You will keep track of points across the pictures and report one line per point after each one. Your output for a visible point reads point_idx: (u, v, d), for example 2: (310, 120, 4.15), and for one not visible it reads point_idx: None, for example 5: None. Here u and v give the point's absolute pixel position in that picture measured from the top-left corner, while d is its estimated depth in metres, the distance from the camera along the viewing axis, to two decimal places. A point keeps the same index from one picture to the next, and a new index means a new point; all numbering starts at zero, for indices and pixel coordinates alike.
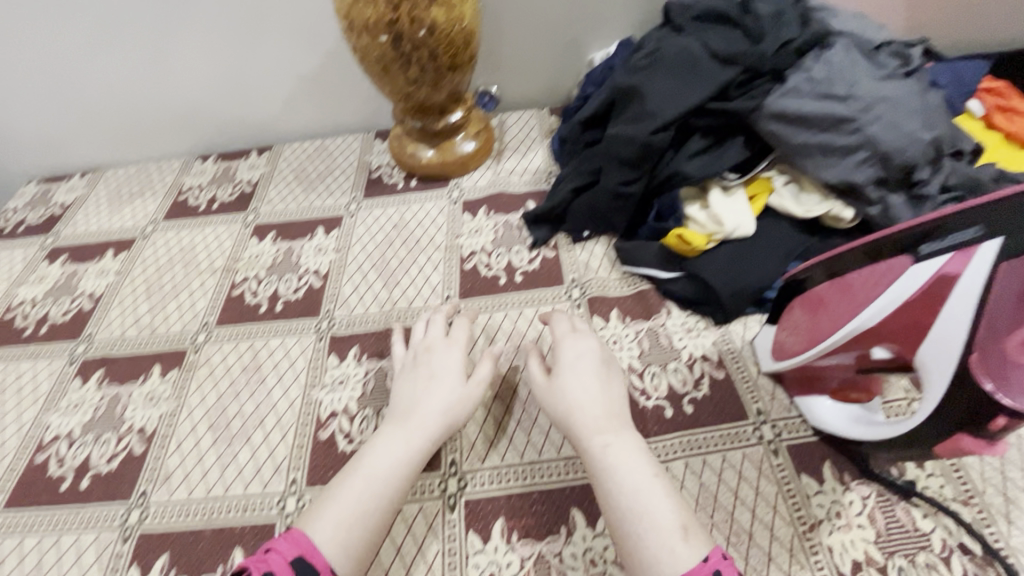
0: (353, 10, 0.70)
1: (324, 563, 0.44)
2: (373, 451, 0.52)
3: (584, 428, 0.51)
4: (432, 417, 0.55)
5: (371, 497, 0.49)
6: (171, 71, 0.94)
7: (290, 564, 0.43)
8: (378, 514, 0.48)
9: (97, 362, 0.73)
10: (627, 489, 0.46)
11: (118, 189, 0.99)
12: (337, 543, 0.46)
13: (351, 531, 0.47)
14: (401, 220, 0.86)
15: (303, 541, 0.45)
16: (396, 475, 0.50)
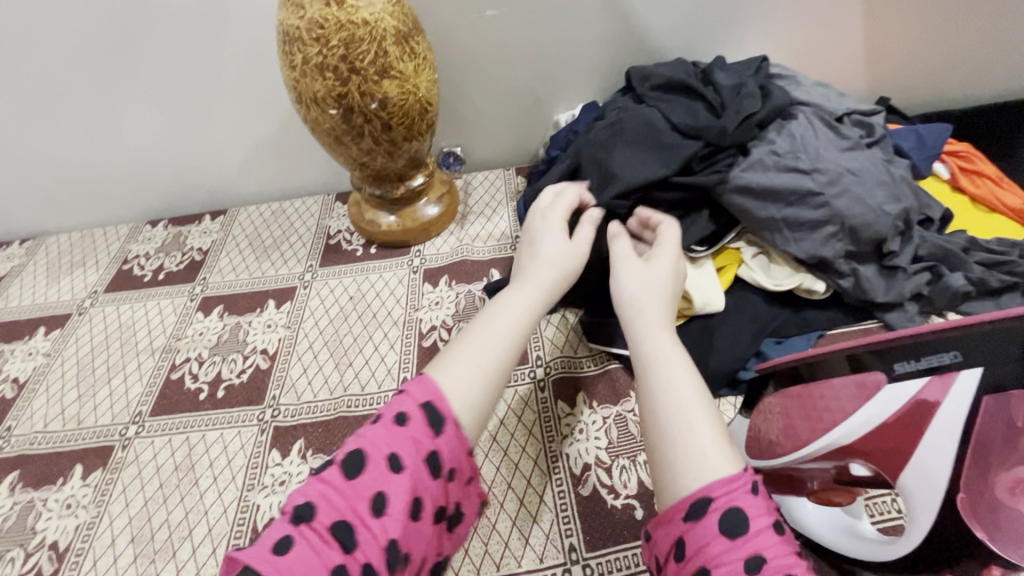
0: (300, 83, 0.67)
1: (451, 415, 0.43)
2: (499, 305, 0.51)
3: (646, 315, 0.49)
4: (556, 276, 0.54)
5: (500, 349, 0.47)
6: (121, 137, 0.91)
7: (420, 407, 0.42)
8: (498, 372, 0.46)
9: (11, 462, 0.66)
10: (678, 386, 0.43)
11: (59, 258, 0.93)
12: (464, 395, 0.44)
13: (475, 378, 0.45)
14: (358, 292, 0.82)
15: (433, 388, 0.43)
16: (511, 338, 0.48)
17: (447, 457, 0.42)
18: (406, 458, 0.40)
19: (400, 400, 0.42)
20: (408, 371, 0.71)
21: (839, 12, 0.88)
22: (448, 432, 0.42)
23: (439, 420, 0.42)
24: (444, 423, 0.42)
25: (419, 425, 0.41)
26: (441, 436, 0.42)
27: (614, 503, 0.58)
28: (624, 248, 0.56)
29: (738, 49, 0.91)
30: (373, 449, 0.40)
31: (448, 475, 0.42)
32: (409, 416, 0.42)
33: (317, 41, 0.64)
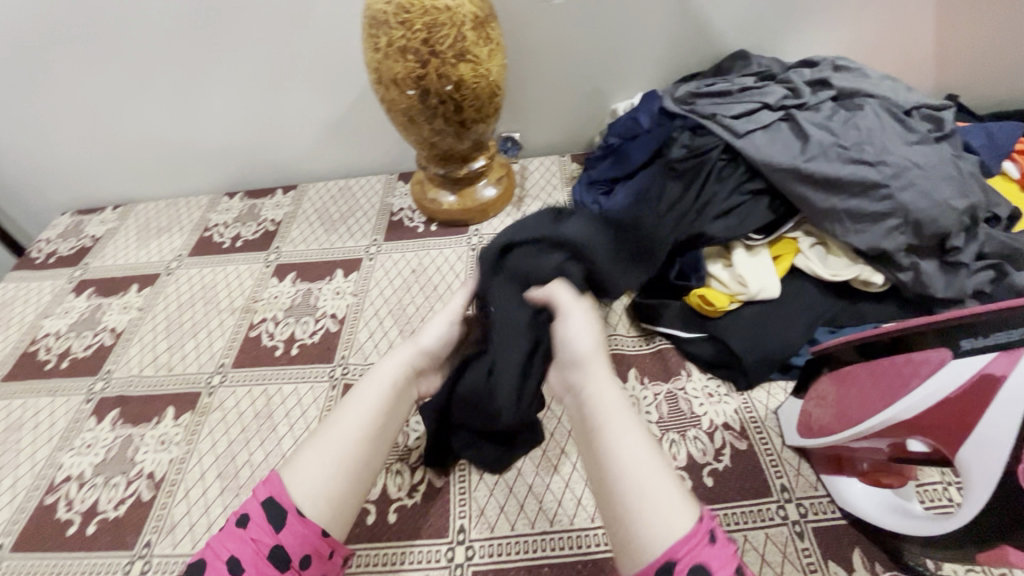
0: (381, 64, 0.71)
1: (292, 506, 0.46)
2: (353, 398, 0.53)
3: (598, 378, 0.50)
4: (426, 341, 0.58)
5: (354, 438, 0.50)
6: (205, 114, 0.97)
7: (262, 507, 0.46)
8: (351, 467, 0.49)
9: (113, 401, 0.74)
10: (633, 449, 0.44)
11: (147, 223, 1.02)
12: (311, 491, 0.47)
13: (326, 468, 0.48)
14: (419, 265, 0.87)
15: (277, 485, 0.47)
16: (363, 436, 0.51)
17: (293, 547, 0.45)
18: (246, 561, 0.44)
19: (248, 503, 0.47)
20: None
21: (911, 5, 0.87)
22: (290, 525, 0.45)
23: (279, 514, 0.46)
24: (283, 518, 0.46)
25: (260, 523, 0.45)
26: (283, 530, 0.45)
27: None
28: (568, 297, 0.54)
29: (801, 43, 0.91)
30: (214, 554, 0.44)
31: (299, 564, 0.45)
32: (252, 517, 0.46)
33: (401, 25, 0.68)
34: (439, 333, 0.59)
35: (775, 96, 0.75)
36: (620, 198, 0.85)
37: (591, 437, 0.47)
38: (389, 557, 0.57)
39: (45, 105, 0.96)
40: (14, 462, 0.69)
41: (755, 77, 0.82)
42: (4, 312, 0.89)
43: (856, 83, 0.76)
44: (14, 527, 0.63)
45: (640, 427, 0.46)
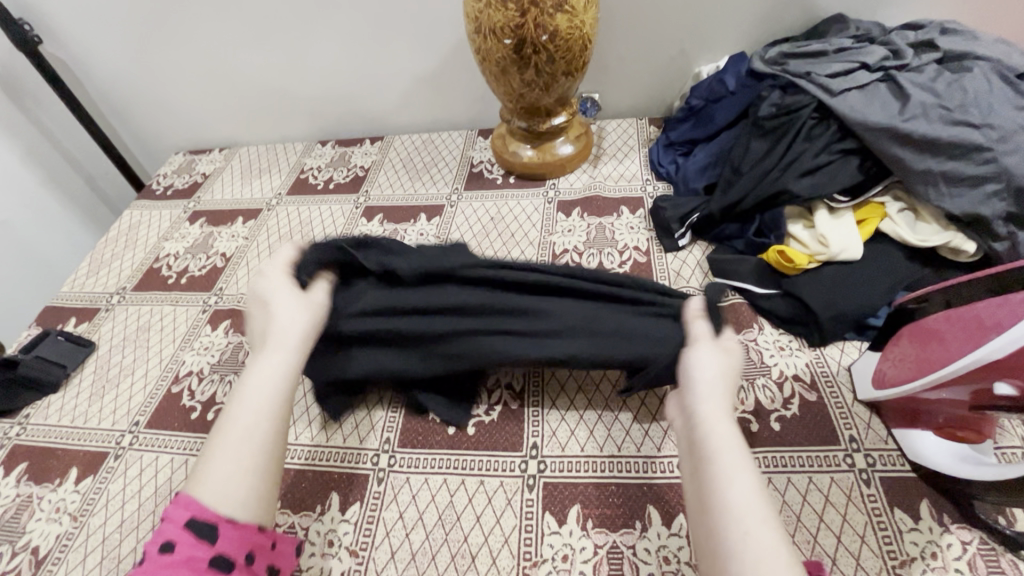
0: (483, 14, 0.75)
1: (221, 516, 0.44)
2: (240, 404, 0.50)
3: (711, 409, 0.48)
4: (282, 328, 0.55)
5: (257, 443, 0.48)
6: (305, 65, 1.04)
7: (184, 527, 0.43)
8: (267, 455, 0.48)
9: (225, 313, 0.83)
10: (730, 461, 0.44)
11: (250, 164, 1.11)
12: (231, 495, 0.45)
13: (240, 479, 0.46)
14: (498, 214, 0.92)
15: (194, 501, 0.44)
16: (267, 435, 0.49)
17: (236, 549, 0.44)
18: None
19: (162, 529, 0.43)
20: None
21: None
22: (224, 533, 0.43)
23: (207, 530, 0.43)
24: (215, 529, 0.43)
25: (188, 542, 0.42)
26: (219, 541, 0.43)
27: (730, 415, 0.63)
28: (702, 330, 0.55)
29: (905, 6, 0.87)
30: None
31: (245, 562, 0.44)
32: (174, 542, 0.42)
33: None
34: (299, 319, 0.57)
35: (874, 56, 0.74)
36: (699, 157, 0.87)
37: (698, 462, 0.45)
38: (467, 463, 0.62)
39: (167, 49, 1.05)
40: (145, 356, 0.79)
41: (852, 38, 0.80)
42: (131, 234, 1.00)
43: (965, 45, 0.73)
44: (146, 410, 0.72)
45: (737, 441, 0.46)
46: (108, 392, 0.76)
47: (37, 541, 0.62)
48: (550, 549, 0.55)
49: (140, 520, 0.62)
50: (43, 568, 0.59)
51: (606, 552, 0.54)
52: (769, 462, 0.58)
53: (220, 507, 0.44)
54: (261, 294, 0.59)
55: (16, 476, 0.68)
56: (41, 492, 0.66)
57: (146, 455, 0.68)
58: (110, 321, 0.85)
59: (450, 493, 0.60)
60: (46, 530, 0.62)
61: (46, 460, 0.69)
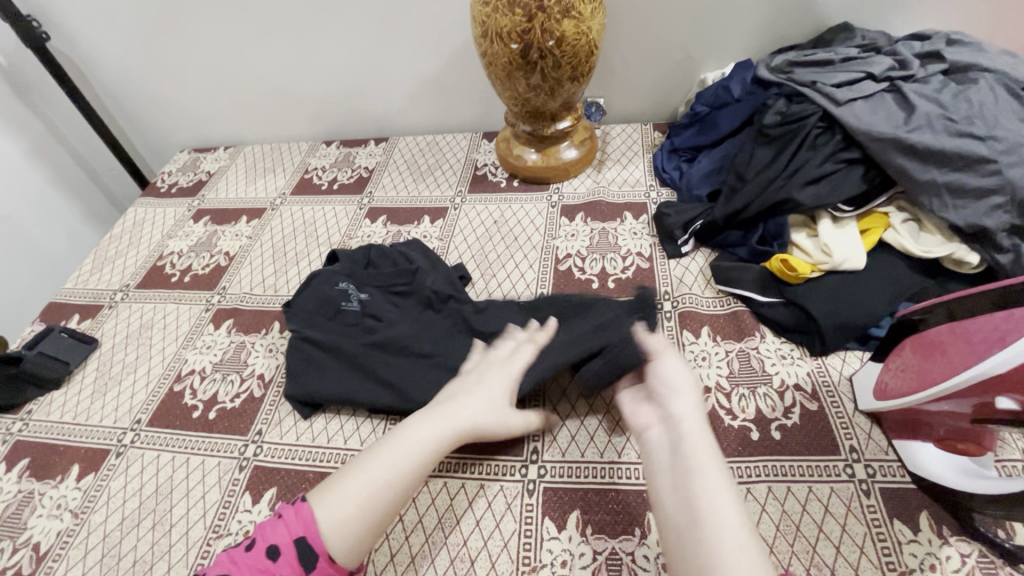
0: (489, 18, 0.75)
1: (324, 552, 0.48)
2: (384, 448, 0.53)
3: (693, 415, 0.50)
4: (466, 411, 0.56)
5: (379, 489, 0.51)
6: (311, 65, 1.05)
7: (293, 541, 0.48)
8: (373, 516, 0.50)
9: (228, 312, 0.83)
10: (706, 481, 0.46)
11: (254, 163, 1.11)
12: (339, 532, 0.48)
13: (354, 512, 0.49)
14: (501, 217, 0.92)
15: (309, 524, 0.48)
16: (390, 488, 0.51)
17: None
18: None
19: (278, 532, 0.49)
20: (544, 289, 0.80)
21: None
22: (319, 567, 0.47)
23: (310, 555, 0.47)
24: (314, 560, 0.47)
25: (290, 558, 0.47)
26: (312, 571, 0.47)
27: (731, 423, 0.63)
28: (662, 343, 0.55)
29: (913, 15, 0.87)
30: None
31: None
32: (281, 551, 0.48)
33: None
34: (482, 408, 0.57)
35: (880, 66, 0.74)
36: (703, 164, 0.87)
37: (680, 468, 0.47)
38: (468, 466, 0.62)
39: (174, 47, 1.06)
40: (148, 354, 0.79)
41: (858, 47, 0.80)
42: (136, 231, 1.01)
43: (972, 56, 0.73)
44: (149, 408, 0.73)
45: (715, 459, 0.47)
46: (110, 389, 0.76)
47: (37, 538, 0.62)
48: (549, 554, 0.55)
49: (140, 518, 0.62)
50: (44, 565, 0.60)
51: (605, 559, 0.54)
52: (769, 471, 0.59)
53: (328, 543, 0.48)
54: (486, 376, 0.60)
55: (18, 472, 0.68)
56: (43, 488, 0.66)
57: (147, 453, 0.68)
58: (113, 318, 0.85)
59: (450, 496, 0.60)
60: (47, 527, 0.63)
61: (49, 456, 0.69)
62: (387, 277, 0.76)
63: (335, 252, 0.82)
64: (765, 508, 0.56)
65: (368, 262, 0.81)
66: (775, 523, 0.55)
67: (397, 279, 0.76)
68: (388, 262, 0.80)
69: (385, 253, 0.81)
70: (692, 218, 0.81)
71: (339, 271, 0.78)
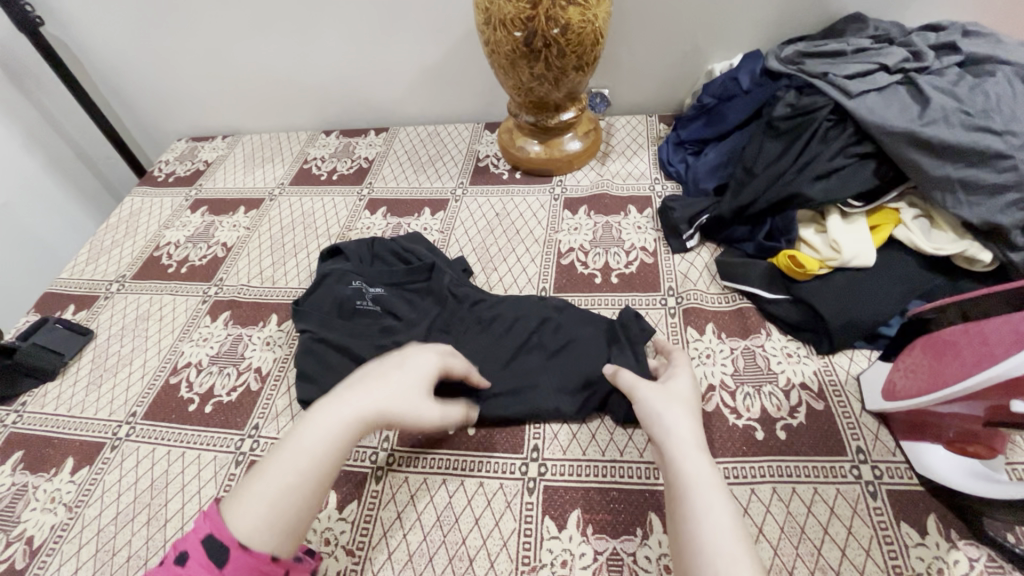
0: (494, 6, 0.73)
1: (234, 540, 0.43)
2: (293, 438, 0.48)
3: (679, 441, 0.50)
4: (375, 394, 0.51)
5: (284, 482, 0.46)
6: (310, 53, 1.03)
7: (201, 544, 0.43)
8: (289, 510, 0.45)
9: (225, 304, 0.82)
10: (701, 505, 0.45)
11: (252, 153, 1.10)
12: (252, 526, 0.44)
13: (261, 510, 0.44)
14: (503, 209, 0.90)
15: (218, 520, 0.44)
16: (300, 481, 0.46)
17: None
18: None
19: (187, 538, 0.44)
20: (547, 284, 0.79)
21: None
22: (233, 559, 0.43)
23: (219, 550, 0.43)
24: (226, 553, 0.43)
25: (199, 560, 0.42)
26: (227, 564, 0.42)
27: (735, 422, 0.62)
28: (631, 379, 0.56)
29: (927, 6, 0.85)
30: None
31: None
32: (190, 555, 0.43)
33: None
34: (393, 393, 0.52)
35: (895, 58, 0.72)
36: (710, 157, 0.85)
37: (675, 500, 0.47)
38: (467, 464, 0.61)
39: (172, 34, 1.04)
40: (144, 346, 0.78)
41: (871, 38, 0.78)
42: (132, 221, 0.99)
43: (988, 48, 0.71)
44: (144, 402, 0.72)
45: (713, 482, 0.46)
46: (105, 381, 0.75)
47: (31, 531, 0.61)
48: (549, 554, 0.54)
49: (136, 512, 0.61)
50: (37, 559, 0.59)
51: (606, 559, 0.53)
52: (774, 472, 0.57)
53: (233, 533, 0.43)
54: (403, 357, 0.55)
55: (12, 465, 0.67)
56: (37, 481, 0.65)
57: (142, 447, 0.67)
58: (109, 309, 0.84)
59: (448, 494, 0.59)
60: (40, 520, 0.62)
61: (42, 448, 0.68)
62: (387, 272, 0.75)
63: (337, 246, 0.81)
64: (769, 509, 0.55)
65: (373, 257, 0.80)
66: (779, 525, 0.54)
67: (397, 274, 0.75)
68: (391, 257, 0.79)
69: (387, 248, 0.80)
70: (697, 214, 0.79)
71: (339, 267, 0.77)
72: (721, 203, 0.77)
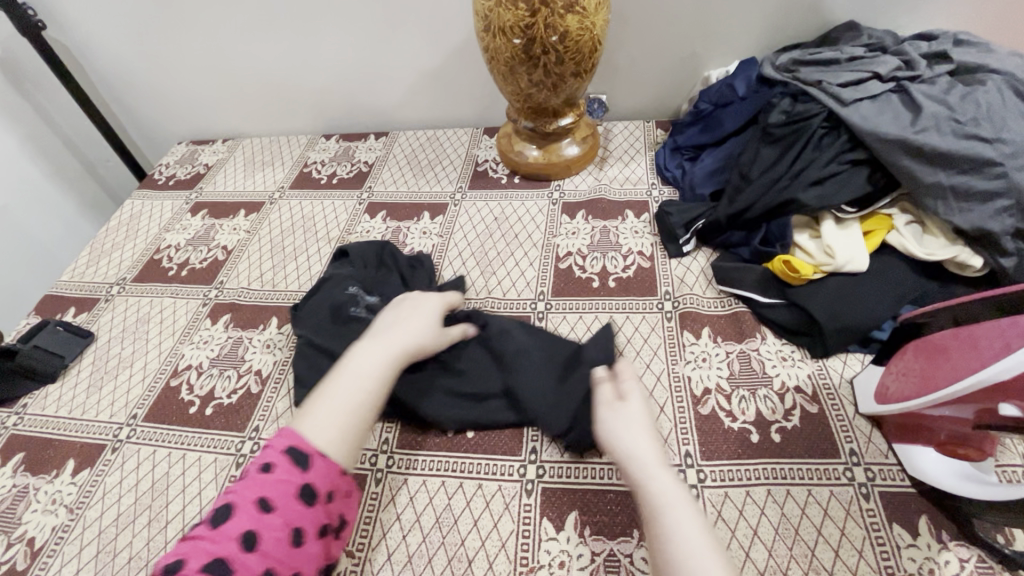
0: (494, 12, 0.74)
1: (315, 449, 0.50)
2: (345, 371, 0.56)
3: (642, 460, 0.51)
4: (406, 330, 0.62)
5: (351, 401, 0.54)
6: (310, 58, 1.04)
7: (284, 453, 0.49)
8: (362, 416, 0.54)
9: (225, 307, 0.82)
10: (675, 523, 0.46)
11: (253, 156, 1.10)
12: (329, 436, 0.52)
13: (337, 424, 0.52)
14: (502, 214, 0.91)
15: (296, 435, 0.51)
16: (363, 399, 0.55)
17: (321, 484, 0.50)
18: (275, 501, 0.47)
19: (265, 453, 0.50)
20: (545, 288, 0.79)
21: None
22: (316, 466, 0.50)
23: (303, 458, 0.50)
24: (309, 459, 0.50)
25: (284, 466, 0.49)
26: (310, 471, 0.50)
27: (731, 425, 0.62)
28: (607, 392, 0.58)
29: (921, 15, 0.86)
30: (241, 500, 0.47)
31: (325, 498, 0.50)
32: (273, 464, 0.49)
33: None
34: (419, 330, 0.62)
35: (887, 66, 0.74)
36: (706, 163, 0.86)
37: (649, 522, 0.47)
38: (466, 466, 0.62)
39: (173, 38, 1.04)
40: (144, 349, 0.79)
41: (865, 47, 0.80)
42: (132, 224, 1.00)
43: (979, 57, 0.73)
44: (145, 403, 0.72)
45: (681, 496, 0.48)
46: (106, 382, 0.75)
47: (32, 532, 0.62)
48: (547, 555, 0.54)
49: (137, 513, 0.61)
50: (38, 560, 0.59)
51: (603, 560, 0.53)
52: (768, 474, 0.58)
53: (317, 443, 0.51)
54: (414, 301, 0.66)
55: (13, 466, 0.68)
56: (38, 482, 0.66)
57: (142, 449, 0.67)
58: (109, 312, 0.84)
59: (448, 495, 0.60)
60: (41, 522, 0.62)
61: (43, 450, 0.69)
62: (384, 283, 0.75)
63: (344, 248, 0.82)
64: (764, 511, 0.56)
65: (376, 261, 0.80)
66: (773, 526, 0.55)
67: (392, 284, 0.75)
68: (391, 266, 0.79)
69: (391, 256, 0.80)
70: (693, 219, 0.80)
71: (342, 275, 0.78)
72: (717, 208, 0.78)
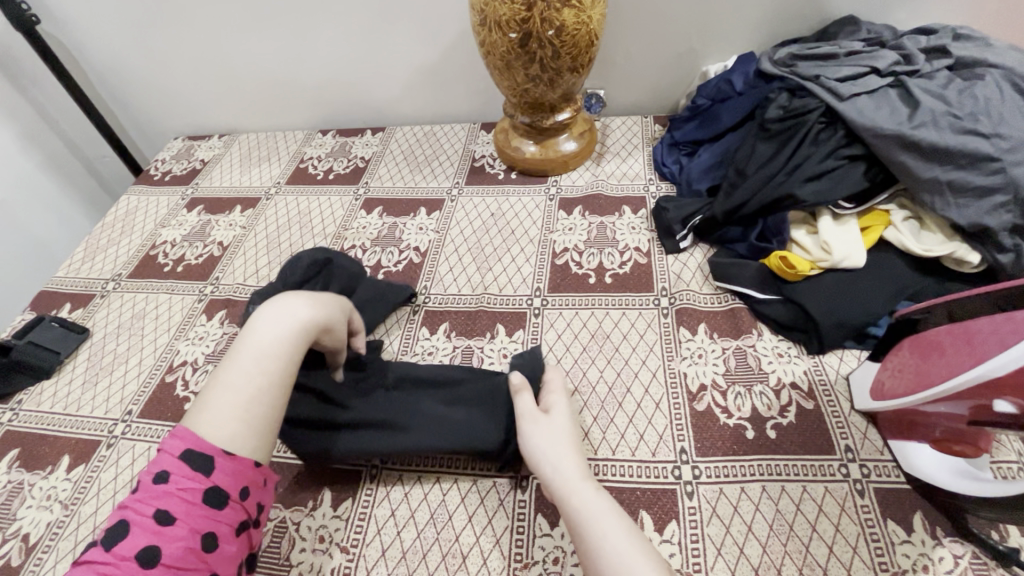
0: (489, 6, 0.74)
1: (217, 448, 0.46)
2: (239, 360, 0.51)
3: (565, 476, 0.51)
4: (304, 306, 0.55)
5: (247, 392, 0.49)
6: (305, 53, 1.03)
7: (178, 458, 0.45)
8: (265, 405, 0.49)
9: (221, 303, 0.82)
10: (606, 537, 0.45)
11: (249, 152, 1.10)
12: (231, 430, 0.47)
13: (237, 418, 0.48)
14: (499, 209, 0.91)
15: (192, 435, 0.46)
16: (262, 388, 0.50)
17: (229, 484, 0.46)
18: (176, 510, 0.43)
19: (159, 461, 0.45)
20: (541, 284, 0.79)
21: None
22: (219, 466, 0.46)
23: (203, 460, 0.45)
24: (210, 460, 0.45)
25: (183, 473, 0.44)
26: (214, 473, 0.45)
27: (726, 421, 0.62)
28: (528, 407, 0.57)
29: (920, 10, 0.85)
30: (138, 515, 0.42)
31: (238, 496, 0.46)
32: (169, 473, 0.44)
33: None
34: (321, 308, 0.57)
35: (885, 61, 0.73)
36: (703, 158, 0.86)
37: (580, 539, 0.47)
38: (460, 462, 0.62)
39: (168, 33, 1.04)
40: (139, 345, 0.79)
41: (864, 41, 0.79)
42: (128, 220, 1.00)
43: (978, 52, 0.72)
44: (141, 399, 0.72)
45: (605, 509, 0.48)
46: (102, 378, 0.75)
47: (27, 528, 0.62)
48: (541, 551, 0.54)
49: None
50: (33, 556, 0.59)
51: None
52: (763, 470, 0.58)
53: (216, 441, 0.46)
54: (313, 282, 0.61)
55: (8, 462, 0.68)
56: (33, 479, 0.66)
57: (137, 445, 0.67)
58: (104, 308, 0.84)
59: (442, 492, 0.60)
60: (36, 518, 0.62)
61: (38, 446, 0.69)
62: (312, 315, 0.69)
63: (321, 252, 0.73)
64: (759, 507, 0.56)
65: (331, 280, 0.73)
66: (768, 522, 0.55)
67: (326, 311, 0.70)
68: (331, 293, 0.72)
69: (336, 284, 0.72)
70: (689, 215, 0.80)
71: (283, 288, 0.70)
72: (714, 204, 0.78)
